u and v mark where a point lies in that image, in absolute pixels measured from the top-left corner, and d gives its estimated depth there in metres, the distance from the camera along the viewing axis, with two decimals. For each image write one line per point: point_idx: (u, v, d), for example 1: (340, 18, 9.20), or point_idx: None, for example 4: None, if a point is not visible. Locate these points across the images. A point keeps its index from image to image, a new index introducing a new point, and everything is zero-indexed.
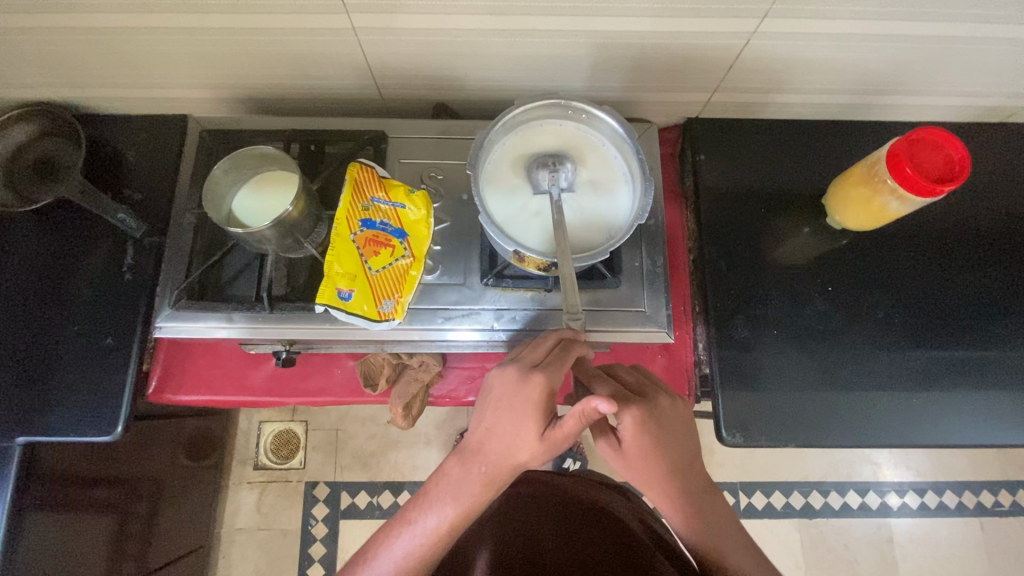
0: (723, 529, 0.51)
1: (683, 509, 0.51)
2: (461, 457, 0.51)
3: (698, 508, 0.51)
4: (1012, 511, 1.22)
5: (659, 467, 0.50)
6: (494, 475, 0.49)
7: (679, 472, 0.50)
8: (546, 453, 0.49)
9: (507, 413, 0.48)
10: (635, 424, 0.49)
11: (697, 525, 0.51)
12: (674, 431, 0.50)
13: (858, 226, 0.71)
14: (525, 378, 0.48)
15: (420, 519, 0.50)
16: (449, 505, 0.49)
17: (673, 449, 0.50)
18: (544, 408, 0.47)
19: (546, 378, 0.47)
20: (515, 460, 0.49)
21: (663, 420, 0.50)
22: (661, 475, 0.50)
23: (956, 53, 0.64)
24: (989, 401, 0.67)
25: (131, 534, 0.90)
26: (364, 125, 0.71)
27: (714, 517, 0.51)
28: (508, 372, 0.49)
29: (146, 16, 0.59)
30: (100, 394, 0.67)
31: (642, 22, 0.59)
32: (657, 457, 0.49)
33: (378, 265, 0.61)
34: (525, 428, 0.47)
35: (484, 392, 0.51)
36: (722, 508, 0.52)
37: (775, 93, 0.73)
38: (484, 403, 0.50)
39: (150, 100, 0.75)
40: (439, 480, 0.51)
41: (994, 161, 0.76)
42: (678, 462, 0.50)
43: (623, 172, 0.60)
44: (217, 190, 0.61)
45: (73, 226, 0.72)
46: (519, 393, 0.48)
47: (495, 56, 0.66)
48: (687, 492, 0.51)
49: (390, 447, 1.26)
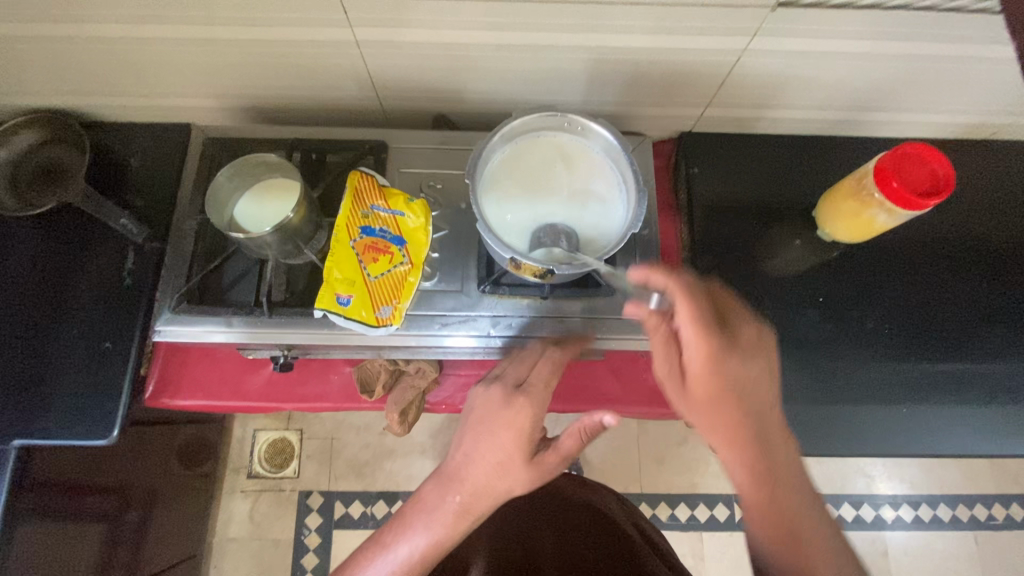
0: (786, 493, 0.49)
1: (751, 467, 0.50)
2: (438, 481, 0.53)
3: (767, 466, 0.49)
4: (1005, 524, 1.22)
5: (733, 407, 0.50)
6: (469, 505, 0.51)
7: (753, 415, 0.50)
8: (530, 480, 0.52)
9: (489, 434, 0.51)
10: (714, 355, 0.49)
11: (766, 489, 0.49)
12: (755, 366, 0.51)
13: (846, 238, 0.72)
14: (512, 399, 0.53)
15: (393, 544, 0.51)
16: (420, 533, 0.51)
17: (749, 385, 0.50)
18: (526, 432, 0.51)
19: (529, 402, 0.52)
20: (491, 490, 0.51)
21: (744, 352, 0.50)
22: (732, 416, 0.50)
23: (941, 72, 0.66)
24: (977, 413, 0.69)
25: (122, 543, 0.89)
26: (365, 135, 0.73)
27: (784, 480, 0.49)
28: (492, 393, 0.54)
29: (154, 27, 0.61)
30: (97, 397, 0.67)
31: (636, 39, 0.61)
32: (730, 395, 0.50)
33: (377, 271, 0.62)
34: (505, 451, 0.51)
35: (466, 414, 0.54)
36: (789, 468, 0.50)
37: (767, 109, 0.75)
38: (468, 427, 0.54)
39: (155, 109, 0.77)
40: (415, 507, 0.52)
41: (979, 177, 0.78)
42: (753, 402, 0.50)
43: (616, 181, 0.61)
44: (219, 196, 0.62)
45: (74, 230, 0.73)
46: (505, 413, 0.52)
47: (494, 70, 0.68)
48: (758, 444, 0.50)
49: (385, 456, 1.26)
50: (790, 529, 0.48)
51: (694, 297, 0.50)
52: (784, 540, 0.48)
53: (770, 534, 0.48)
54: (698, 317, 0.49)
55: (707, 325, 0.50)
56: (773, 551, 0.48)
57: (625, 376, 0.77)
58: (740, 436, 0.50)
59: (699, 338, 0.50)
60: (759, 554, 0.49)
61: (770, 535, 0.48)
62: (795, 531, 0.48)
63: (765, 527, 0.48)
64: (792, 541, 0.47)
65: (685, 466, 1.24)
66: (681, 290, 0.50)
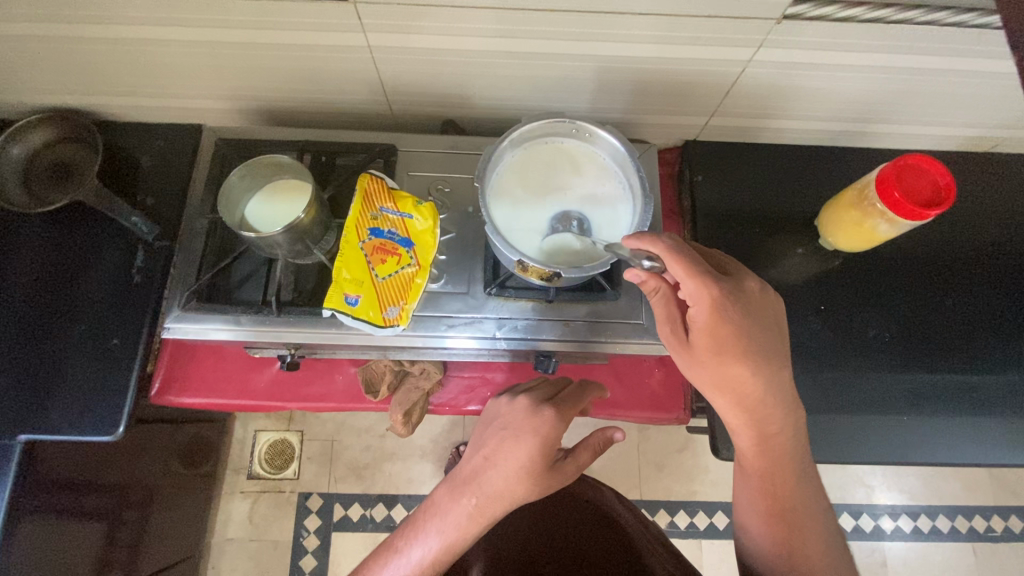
0: (789, 461, 0.53)
1: (757, 431, 0.52)
2: (452, 487, 0.52)
3: (774, 431, 0.52)
4: (1004, 536, 1.22)
5: (743, 371, 0.49)
6: (484, 508, 0.50)
7: (765, 379, 0.50)
8: (546, 485, 0.53)
9: (513, 442, 0.52)
10: (723, 315, 0.49)
11: (767, 452, 0.53)
12: (759, 321, 0.50)
13: (848, 248, 0.73)
14: (538, 411, 0.54)
15: (407, 548, 0.50)
16: (434, 536, 0.50)
17: (756, 341, 0.49)
18: (549, 442, 0.52)
19: (556, 415, 0.53)
20: (505, 495, 0.50)
21: (750, 310, 0.50)
22: (743, 378, 0.49)
23: (942, 85, 0.67)
24: (977, 424, 0.69)
25: (121, 541, 0.89)
26: (376, 138, 0.74)
27: (789, 446, 0.53)
28: (519, 404, 0.55)
29: (170, 29, 0.62)
30: (103, 394, 0.68)
31: (643, 49, 0.62)
32: (740, 359, 0.49)
33: (385, 273, 0.63)
34: (528, 458, 0.51)
35: (491, 422, 0.56)
36: (794, 438, 0.53)
37: (772, 119, 0.76)
38: (488, 434, 0.54)
39: (167, 109, 0.78)
40: (428, 510, 0.52)
41: (980, 190, 0.79)
42: (764, 363, 0.49)
43: (624, 189, 0.62)
44: (232, 196, 0.63)
45: (84, 228, 0.74)
46: (530, 421, 0.53)
47: (504, 77, 0.69)
48: (766, 409, 0.51)
49: (385, 460, 1.26)
50: (785, 497, 0.54)
51: (691, 260, 0.49)
52: (779, 508, 0.54)
53: (767, 501, 0.54)
54: (701, 278, 0.49)
55: (712, 287, 0.49)
56: (768, 514, 0.54)
57: (628, 380, 0.78)
58: (749, 402, 0.51)
59: (707, 301, 0.49)
60: (754, 519, 0.55)
61: (764, 501, 0.54)
62: (787, 500, 0.54)
63: (763, 492, 0.54)
64: (784, 509, 0.54)
65: (685, 473, 1.24)
66: (677, 261, 0.49)
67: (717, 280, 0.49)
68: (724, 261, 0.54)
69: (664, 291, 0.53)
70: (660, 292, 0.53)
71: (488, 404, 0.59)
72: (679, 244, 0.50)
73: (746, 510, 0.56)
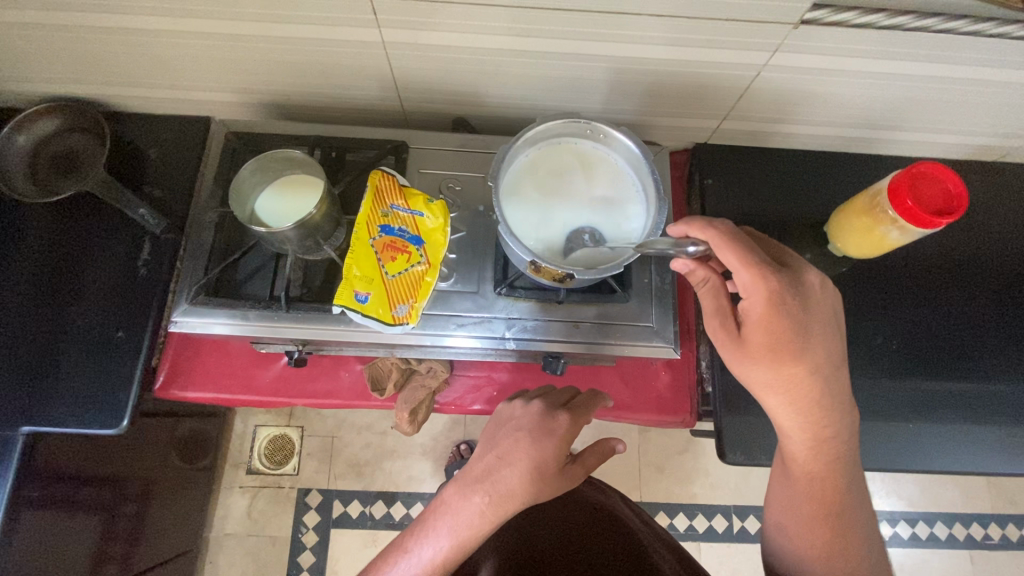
0: (843, 464, 0.53)
1: (811, 432, 0.52)
2: (463, 485, 0.52)
3: (828, 434, 0.52)
4: (1000, 544, 1.23)
5: (797, 365, 0.49)
6: (495, 507, 0.50)
7: (820, 375, 0.50)
8: (556, 486, 0.53)
9: (527, 442, 0.52)
10: (780, 308, 0.49)
11: (820, 453, 0.52)
12: (817, 313, 0.50)
13: (857, 253, 0.72)
14: (553, 415, 0.55)
15: (418, 548, 0.50)
16: (445, 536, 0.50)
17: (815, 334, 0.50)
18: (560, 446, 0.53)
19: (571, 421, 0.55)
20: (515, 494, 0.50)
21: (808, 304, 0.50)
22: (799, 375, 0.50)
23: (955, 93, 0.67)
24: (983, 434, 0.69)
25: (118, 535, 0.88)
26: (387, 135, 0.74)
27: (841, 452, 0.53)
28: (534, 407, 0.56)
29: (182, 21, 0.61)
30: (106, 386, 0.67)
31: (657, 50, 0.62)
32: (795, 353, 0.49)
33: (395, 270, 0.62)
34: (540, 459, 0.51)
35: (504, 422, 0.57)
36: (846, 442, 0.53)
37: (783, 123, 0.76)
38: (501, 434, 0.55)
39: (177, 101, 0.77)
40: (438, 510, 0.51)
41: (988, 199, 0.79)
42: (820, 359, 0.50)
43: (636, 191, 0.62)
44: (242, 190, 0.62)
45: (89, 218, 0.73)
46: (543, 424, 0.54)
47: (517, 76, 0.69)
48: (820, 407, 0.51)
49: (385, 457, 1.25)
50: (833, 502, 0.53)
51: (746, 250, 0.49)
52: (823, 511, 0.53)
53: (811, 503, 0.54)
54: (757, 269, 0.49)
55: (768, 279, 0.49)
56: (812, 518, 0.54)
57: (635, 383, 0.78)
58: (803, 399, 0.51)
59: (763, 292, 0.49)
60: (796, 523, 0.55)
61: (809, 503, 0.54)
62: (834, 506, 0.53)
63: (809, 495, 0.54)
64: (832, 514, 0.53)
65: (685, 476, 1.24)
66: (727, 247, 0.50)
67: (774, 272, 0.49)
68: (782, 253, 0.54)
69: (713, 280, 0.53)
70: (709, 282, 0.53)
71: (501, 405, 0.60)
72: (732, 230, 0.50)
73: (789, 513, 0.56)
